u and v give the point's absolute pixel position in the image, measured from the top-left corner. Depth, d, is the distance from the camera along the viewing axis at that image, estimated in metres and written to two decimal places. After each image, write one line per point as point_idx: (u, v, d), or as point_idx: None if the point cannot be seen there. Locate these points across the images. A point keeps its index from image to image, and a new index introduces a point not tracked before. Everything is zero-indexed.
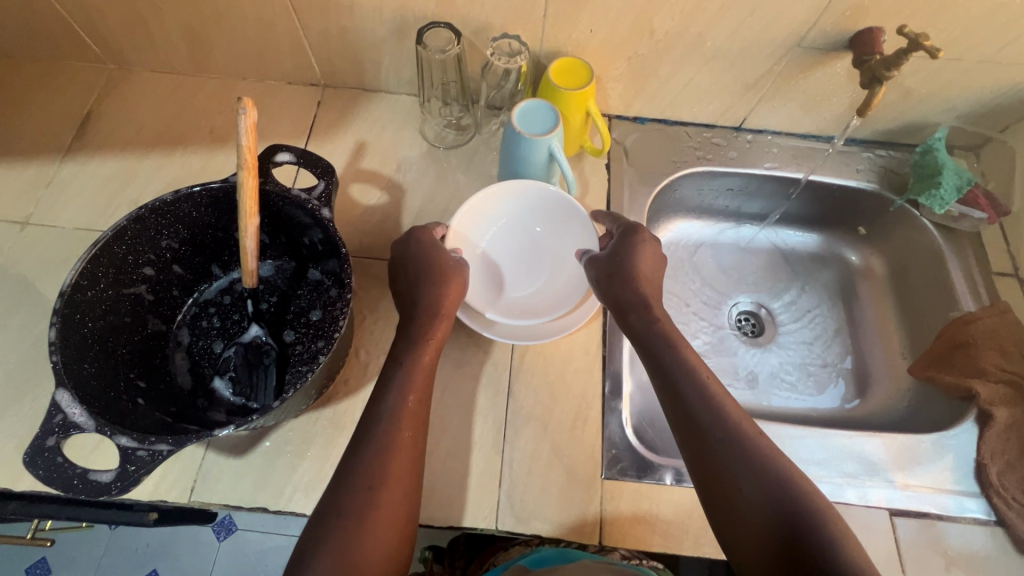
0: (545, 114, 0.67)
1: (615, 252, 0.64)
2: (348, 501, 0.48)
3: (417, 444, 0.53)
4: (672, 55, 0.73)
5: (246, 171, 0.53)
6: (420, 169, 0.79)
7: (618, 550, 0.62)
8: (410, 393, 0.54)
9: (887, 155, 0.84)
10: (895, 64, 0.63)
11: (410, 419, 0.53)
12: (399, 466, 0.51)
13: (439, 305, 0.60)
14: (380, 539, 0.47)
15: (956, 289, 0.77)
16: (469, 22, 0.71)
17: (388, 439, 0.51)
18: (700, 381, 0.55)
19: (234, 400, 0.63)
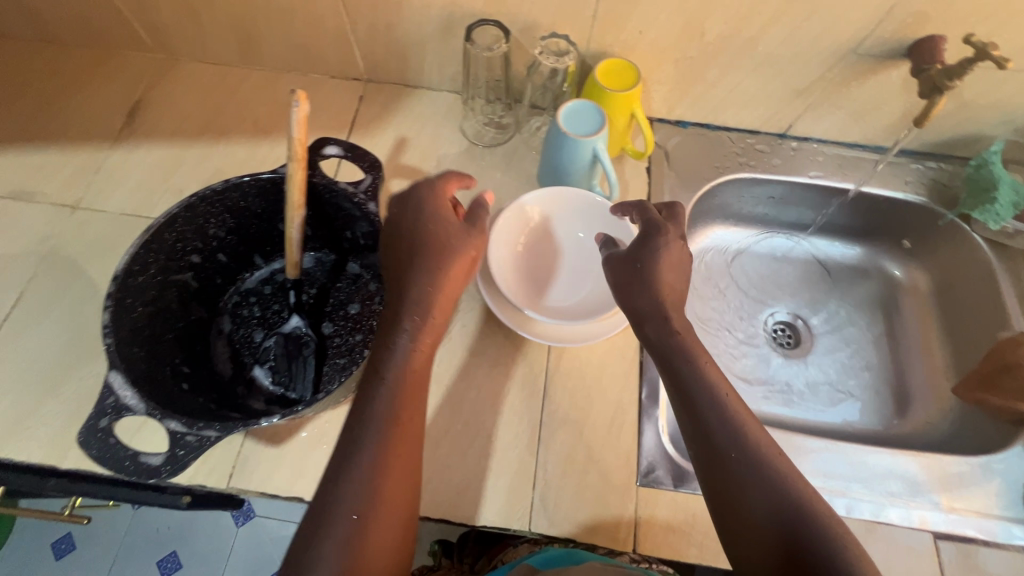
0: (592, 115, 0.67)
1: (634, 256, 0.58)
2: (336, 525, 0.44)
3: (414, 456, 0.48)
4: (722, 58, 0.71)
5: (297, 163, 0.53)
6: (459, 167, 0.79)
7: (627, 553, 0.57)
8: (402, 395, 0.49)
9: (937, 168, 0.82)
10: (959, 74, 0.61)
11: (409, 434, 0.48)
12: (396, 485, 0.46)
13: (434, 289, 0.53)
14: (378, 555, 0.44)
15: (1007, 307, 0.74)
16: (517, 20, 0.70)
17: (380, 457, 0.46)
18: (713, 393, 0.52)
19: (273, 389, 0.64)
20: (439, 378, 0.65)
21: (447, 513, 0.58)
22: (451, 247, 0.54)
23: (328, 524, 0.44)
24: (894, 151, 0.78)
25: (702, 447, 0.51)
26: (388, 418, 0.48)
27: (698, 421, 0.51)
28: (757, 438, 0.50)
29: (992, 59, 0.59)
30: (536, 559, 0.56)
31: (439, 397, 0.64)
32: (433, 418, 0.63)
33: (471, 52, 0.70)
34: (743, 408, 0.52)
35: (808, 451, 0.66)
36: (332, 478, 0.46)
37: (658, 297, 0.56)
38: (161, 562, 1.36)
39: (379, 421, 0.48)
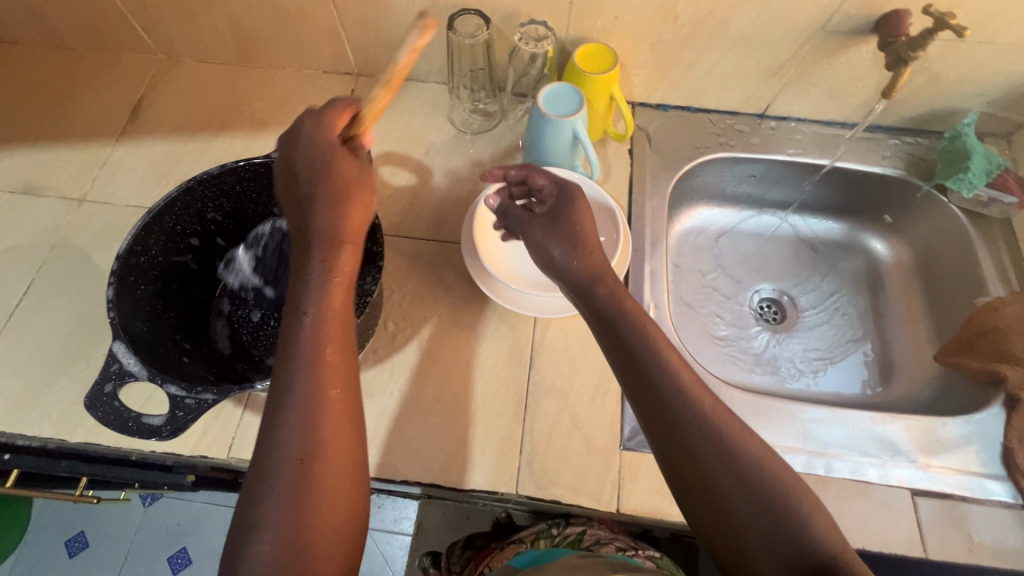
0: (570, 98, 0.70)
1: (564, 227, 0.62)
2: (279, 477, 0.45)
3: (343, 398, 0.50)
4: (697, 40, 0.74)
5: (385, 88, 0.55)
6: (447, 153, 0.82)
7: (612, 543, 0.64)
8: (327, 348, 0.50)
9: (916, 142, 0.83)
10: (920, 45, 0.63)
11: (337, 377, 0.50)
12: (336, 435, 0.48)
13: (341, 230, 0.53)
14: (325, 498, 0.46)
15: (983, 274, 0.75)
16: (498, 9, 0.73)
17: (312, 409, 0.48)
18: (660, 359, 0.53)
19: (257, 280, 0.70)
20: (430, 350, 0.68)
21: (439, 478, 0.61)
22: (347, 182, 0.55)
23: (269, 477, 0.45)
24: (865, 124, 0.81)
25: (642, 403, 0.53)
26: (319, 369, 0.49)
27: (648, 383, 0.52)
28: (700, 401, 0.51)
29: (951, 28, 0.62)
30: (517, 561, 0.63)
31: (431, 369, 0.67)
32: (425, 388, 0.66)
33: (454, 40, 0.73)
34: (692, 379, 0.53)
35: (809, 421, 0.67)
36: (268, 435, 0.47)
37: (590, 262, 0.60)
38: (171, 558, 1.39)
39: (303, 374, 0.48)
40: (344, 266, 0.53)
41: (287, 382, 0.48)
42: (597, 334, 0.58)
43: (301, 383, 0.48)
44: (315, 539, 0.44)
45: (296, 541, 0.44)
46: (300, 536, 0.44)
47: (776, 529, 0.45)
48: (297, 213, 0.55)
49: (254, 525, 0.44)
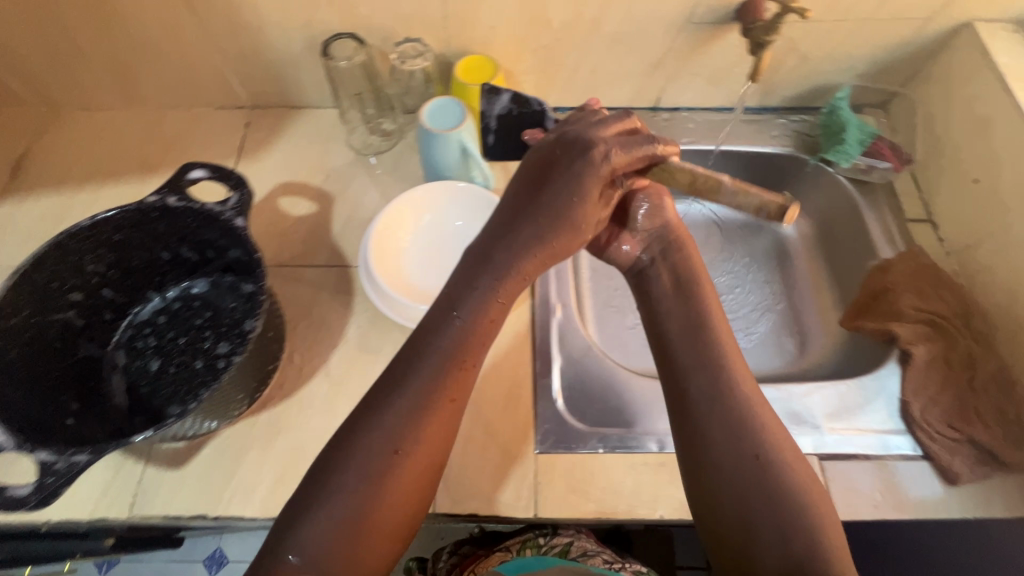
0: (452, 110, 0.70)
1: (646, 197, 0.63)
2: (367, 458, 0.47)
3: (451, 408, 0.50)
4: (574, 43, 0.76)
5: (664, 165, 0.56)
6: (347, 177, 0.82)
7: (599, 555, 0.61)
8: (464, 358, 0.51)
9: (801, 120, 0.87)
10: (774, 27, 0.67)
11: (460, 386, 0.51)
12: (433, 434, 0.49)
13: (538, 252, 0.54)
14: (393, 494, 0.47)
15: (873, 239, 0.78)
16: (374, 30, 0.74)
17: (416, 406, 0.49)
18: (717, 353, 0.54)
19: (492, 123, 0.74)
20: (338, 378, 0.67)
21: None
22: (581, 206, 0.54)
23: (349, 457, 0.47)
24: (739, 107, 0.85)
25: (703, 390, 0.53)
26: (438, 376, 0.50)
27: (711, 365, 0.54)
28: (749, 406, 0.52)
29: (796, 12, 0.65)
30: (503, 565, 0.60)
31: (340, 397, 0.66)
32: (335, 418, 0.65)
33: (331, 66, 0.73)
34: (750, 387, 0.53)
35: None
36: (372, 414, 0.49)
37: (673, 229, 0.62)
38: None
39: (433, 369, 0.50)
40: (529, 276, 0.54)
41: (415, 368, 0.50)
42: (664, 283, 0.60)
43: (413, 376, 0.50)
44: (371, 530, 0.46)
45: (348, 530, 0.45)
46: (353, 528, 0.45)
47: (775, 522, 0.47)
48: (508, 211, 0.55)
49: (323, 502, 0.46)
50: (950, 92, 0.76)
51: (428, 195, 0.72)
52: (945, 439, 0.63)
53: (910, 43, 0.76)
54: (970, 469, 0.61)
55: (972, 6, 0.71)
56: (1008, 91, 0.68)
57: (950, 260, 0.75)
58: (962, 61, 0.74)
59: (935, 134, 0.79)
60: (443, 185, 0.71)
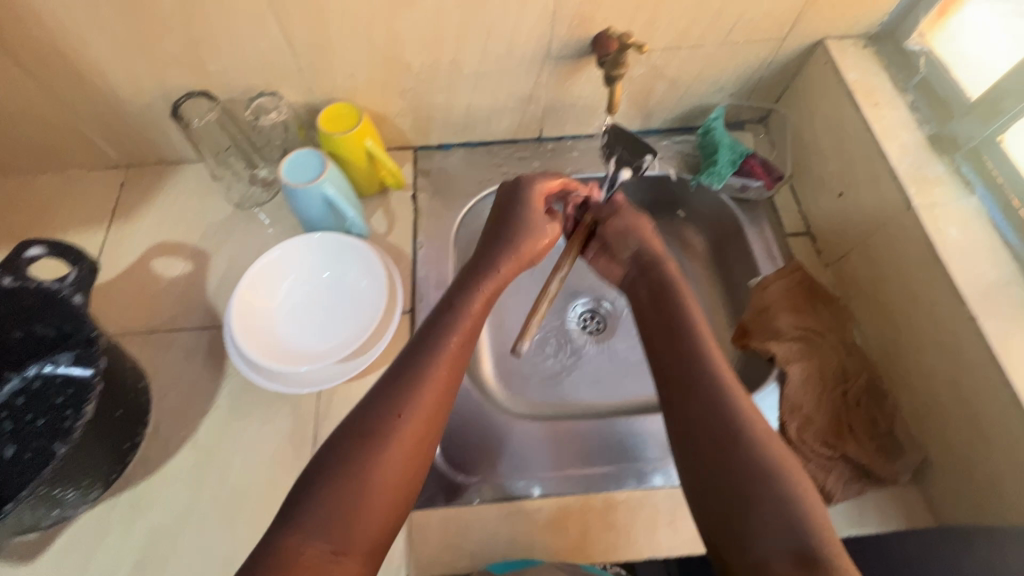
0: (311, 163, 0.70)
1: (624, 233, 0.69)
2: (373, 425, 0.48)
3: (450, 387, 0.53)
4: (438, 83, 0.75)
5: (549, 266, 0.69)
6: (224, 233, 0.80)
7: None
8: (459, 337, 0.56)
9: (684, 141, 0.88)
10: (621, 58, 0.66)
11: (453, 363, 0.54)
12: (431, 405, 0.51)
13: (507, 256, 0.63)
14: (396, 461, 0.47)
15: (755, 257, 0.79)
16: (232, 86, 0.72)
17: (420, 375, 0.52)
18: (694, 338, 0.57)
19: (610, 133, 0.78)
20: (207, 447, 0.65)
21: None
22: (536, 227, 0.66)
23: (353, 427, 0.48)
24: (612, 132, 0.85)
25: (679, 369, 0.55)
26: (441, 354, 0.53)
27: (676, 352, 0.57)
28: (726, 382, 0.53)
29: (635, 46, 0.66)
30: None
31: (208, 468, 0.63)
32: (202, 490, 0.62)
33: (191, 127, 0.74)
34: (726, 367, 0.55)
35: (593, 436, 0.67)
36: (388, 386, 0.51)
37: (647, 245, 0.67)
38: None
39: (431, 348, 0.54)
40: (503, 279, 0.62)
41: (414, 350, 0.54)
42: (642, 298, 0.65)
43: (426, 353, 0.53)
44: (372, 496, 0.46)
45: (351, 495, 0.45)
46: (356, 494, 0.45)
47: (759, 472, 0.47)
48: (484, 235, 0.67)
49: (333, 469, 0.46)
50: (813, 107, 0.77)
51: (296, 254, 0.70)
52: (820, 456, 0.63)
53: (771, 62, 0.77)
54: (843, 486, 0.61)
55: (821, 24, 0.72)
56: (857, 106, 0.69)
57: (827, 272, 0.76)
58: (820, 77, 0.75)
59: (805, 149, 0.80)
60: (305, 239, 0.70)
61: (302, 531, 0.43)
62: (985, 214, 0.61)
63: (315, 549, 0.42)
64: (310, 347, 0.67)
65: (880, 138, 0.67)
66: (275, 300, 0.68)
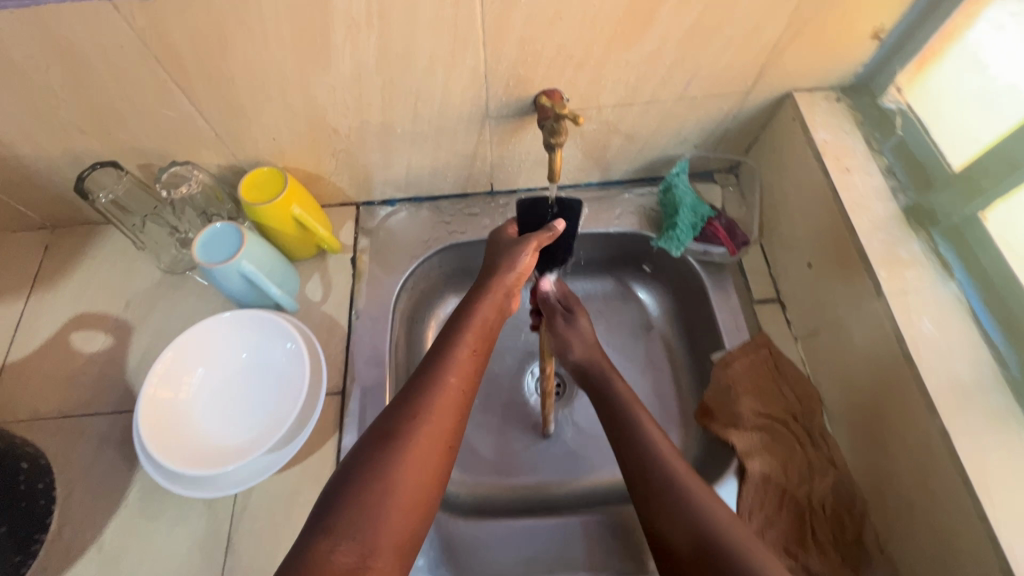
0: (228, 241, 0.64)
1: (564, 344, 0.68)
2: (391, 427, 0.47)
3: (468, 390, 0.52)
4: (372, 144, 0.69)
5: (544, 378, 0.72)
6: (150, 301, 0.75)
7: None
8: (471, 342, 0.55)
9: (647, 193, 0.81)
10: (557, 130, 0.58)
11: (466, 367, 0.53)
12: (449, 406, 0.50)
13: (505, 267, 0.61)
14: (419, 459, 0.46)
15: (720, 327, 0.72)
16: (146, 152, 0.66)
17: (434, 378, 0.51)
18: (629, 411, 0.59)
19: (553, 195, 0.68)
20: (113, 551, 0.60)
21: None
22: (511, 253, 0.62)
23: (371, 431, 0.47)
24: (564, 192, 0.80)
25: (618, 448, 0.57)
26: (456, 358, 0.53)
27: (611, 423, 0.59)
28: (659, 445, 0.55)
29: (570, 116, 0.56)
30: None
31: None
32: None
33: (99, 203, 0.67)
34: (656, 430, 0.57)
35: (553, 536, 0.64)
36: (409, 390, 0.51)
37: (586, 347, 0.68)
38: None
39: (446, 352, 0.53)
40: (509, 290, 0.61)
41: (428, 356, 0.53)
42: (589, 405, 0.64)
43: (443, 357, 0.53)
44: (397, 495, 0.44)
45: (377, 494, 0.43)
46: (381, 493, 0.44)
47: (718, 516, 0.47)
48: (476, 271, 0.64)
49: (358, 470, 0.44)
50: (783, 164, 0.71)
51: (190, 348, 0.63)
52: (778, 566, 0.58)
53: (737, 114, 0.70)
54: None
55: (790, 76, 0.65)
56: (826, 171, 0.63)
57: (797, 347, 0.69)
58: (789, 133, 0.69)
59: (774, 207, 0.73)
60: (203, 325, 0.63)
61: (329, 534, 0.41)
62: (964, 302, 0.55)
63: (345, 553, 0.40)
64: (244, 437, 0.62)
65: (850, 209, 0.60)
66: (181, 401, 0.62)
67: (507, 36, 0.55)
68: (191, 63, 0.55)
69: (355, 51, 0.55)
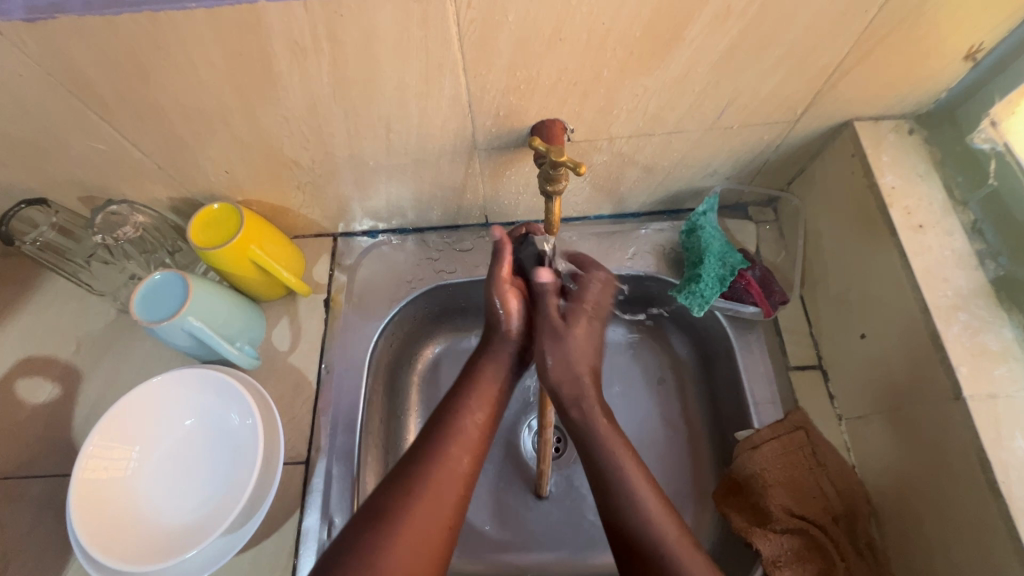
0: (173, 292, 0.55)
1: (540, 353, 0.53)
2: (383, 506, 0.43)
3: (470, 463, 0.48)
4: (341, 177, 0.59)
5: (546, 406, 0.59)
6: (101, 345, 0.67)
7: None
8: (477, 409, 0.50)
9: (668, 229, 0.69)
10: (553, 179, 0.47)
11: (470, 441, 0.48)
12: (449, 485, 0.45)
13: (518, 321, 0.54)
14: (411, 547, 0.42)
15: (748, 399, 0.60)
16: (83, 185, 0.57)
17: (436, 450, 0.47)
18: (609, 453, 0.49)
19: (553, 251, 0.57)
20: None
21: None
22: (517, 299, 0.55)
23: (363, 510, 0.43)
24: (570, 226, 0.69)
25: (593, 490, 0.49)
26: (458, 428, 0.48)
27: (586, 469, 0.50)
28: (650, 508, 0.46)
29: (570, 164, 0.45)
30: None
31: None
32: None
33: (27, 248, 0.60)
34: (636, 467, 0.49)
35: None
36: (405, 465, 0.47)
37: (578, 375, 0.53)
38: None
39: (449, 422, 0.49)
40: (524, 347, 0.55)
41: (432, 424, 0.49)
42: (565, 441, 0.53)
43: (444, 427, 0.48)
44: None
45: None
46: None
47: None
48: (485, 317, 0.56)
49: (345, 558, 0.40)
50: (836, 206, 0.58)
51: (120, 425, 0.55)
52: None
53: (781, 145, 0.58)
54: None
55: (852, 102, 0.52)
56: (893, 228, 0.51)
57: (840, 430, 0.57)
58: (846, 171, 0.56)
59: (820, 255, 0.61)
60: (134, 395, 0.55)
61: None
62: None
63: None
64: (197, 513, 0.55)
65: (922, 281, 0.49)
66: (116, 486, 0.54)
67: (492, 60, 0.44)
68: (110, 93, 0.45)
69: (306, 79, 0.45)
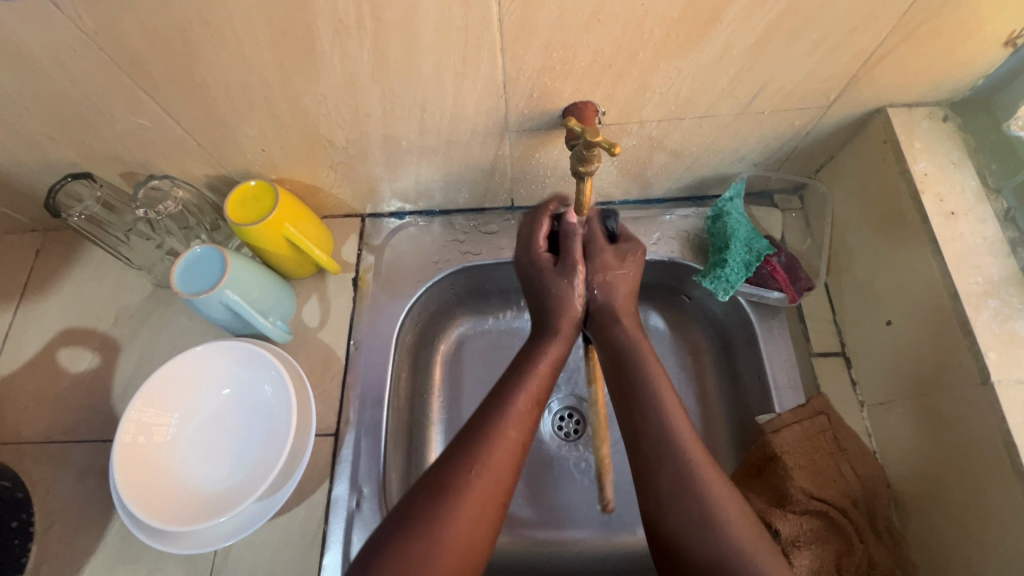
0: (211, 266, 0.57)
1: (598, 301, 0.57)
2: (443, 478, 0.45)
3: (523, 443, 0.49)
4: (373, 157, 0.60)
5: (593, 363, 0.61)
6: (138, 317, 0.69)
7: None
8: (532, 388, 0.51)
9: (693, 215, 0.69)
10: (586, 159, 0.48)
11: (521, 419, 0.49)
12: (503, 461, 0.46)
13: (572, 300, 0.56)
14: (468, 521, 0.43)
15: (771, 385, 0.60)
16: (125, 160, 0.59)
17: (494, 428, 0.48)
18: (662, 417, 0.48)
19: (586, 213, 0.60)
20: None
21: None
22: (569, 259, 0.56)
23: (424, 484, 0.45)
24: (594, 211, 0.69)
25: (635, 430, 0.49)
26: (517, 406, 0.50)
27: (632, 433, 0.49)
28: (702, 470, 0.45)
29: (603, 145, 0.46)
30: None
31: None
32: None
33: (73, 222, 0.62)
34: (681, 412, 0.49)
35: None
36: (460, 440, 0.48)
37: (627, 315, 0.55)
38: None
39: (506, 400, 0.50)
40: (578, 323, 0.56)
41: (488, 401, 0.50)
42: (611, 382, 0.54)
43: (504, 406, 0.49)
44: (446, 551, 0.42)
45: (425, 555, 0.41)
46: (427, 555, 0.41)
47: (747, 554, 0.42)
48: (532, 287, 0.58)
49: (407, 527, 0.42)
50: (866, 193, 0.58)
51: (161, 393, 0.57)
52: None
53: (811, 131, 0.58)
54: None
55: (886, 88, 0.52)
56: (925, 214, 0.51)
57: (862, 416, 0.58)
58: (877, 159, 0.56)
59: (847, 243, 0.61)
60: (175, 364, 0.58)
61: None
62: None
63: None
64: (232, 479, 0.57)
65: (952, 265, 0.49)
66: (156, 452, 0.56)
67: (529, 40, 0.45)
68: (158, 69, 0.47)
69: (347, 58, 0.46)
